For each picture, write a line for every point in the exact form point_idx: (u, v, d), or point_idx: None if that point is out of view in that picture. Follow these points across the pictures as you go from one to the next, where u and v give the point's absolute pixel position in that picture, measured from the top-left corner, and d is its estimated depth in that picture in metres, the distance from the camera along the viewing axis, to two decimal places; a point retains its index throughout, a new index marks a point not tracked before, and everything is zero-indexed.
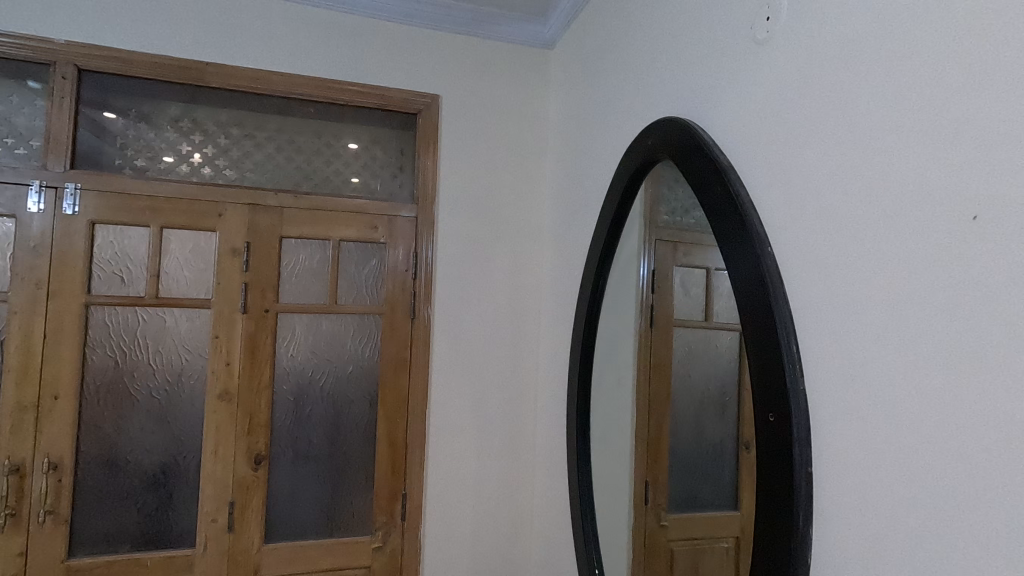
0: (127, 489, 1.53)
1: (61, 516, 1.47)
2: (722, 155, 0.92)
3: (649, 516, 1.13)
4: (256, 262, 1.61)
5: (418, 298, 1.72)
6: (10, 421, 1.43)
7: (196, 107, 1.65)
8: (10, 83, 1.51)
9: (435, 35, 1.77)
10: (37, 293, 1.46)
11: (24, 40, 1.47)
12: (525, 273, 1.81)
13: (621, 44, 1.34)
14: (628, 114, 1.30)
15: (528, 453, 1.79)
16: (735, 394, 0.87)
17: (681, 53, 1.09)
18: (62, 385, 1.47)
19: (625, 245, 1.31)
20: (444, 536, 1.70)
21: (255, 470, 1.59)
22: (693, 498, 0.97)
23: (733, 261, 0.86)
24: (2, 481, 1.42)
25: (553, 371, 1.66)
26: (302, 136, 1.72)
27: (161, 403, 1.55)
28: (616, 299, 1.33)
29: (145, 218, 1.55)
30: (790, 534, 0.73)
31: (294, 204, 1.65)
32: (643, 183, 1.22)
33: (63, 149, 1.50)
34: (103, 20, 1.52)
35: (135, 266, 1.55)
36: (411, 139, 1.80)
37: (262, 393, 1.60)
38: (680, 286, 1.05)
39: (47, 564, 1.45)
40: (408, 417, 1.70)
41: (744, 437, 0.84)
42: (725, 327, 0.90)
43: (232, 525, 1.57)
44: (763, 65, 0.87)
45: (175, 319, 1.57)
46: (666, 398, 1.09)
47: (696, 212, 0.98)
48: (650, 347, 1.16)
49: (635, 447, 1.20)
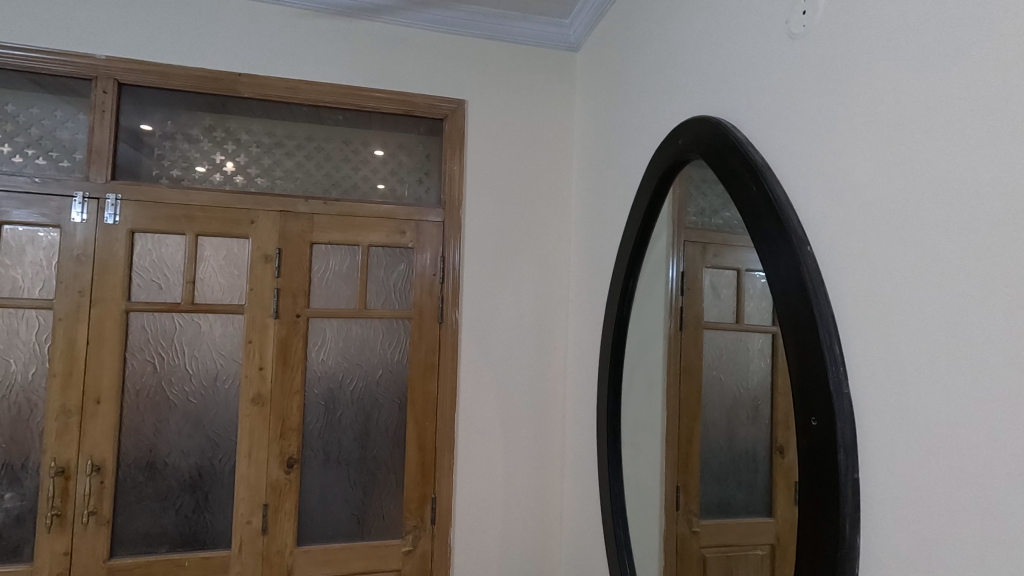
0: (166, 491, 1.57)
1: (103, 516, 1.51)
2: (755, 153, 0.91)
3: (680, 521, 1.11)
4: (287, 267, 1.64)
5: (445, 301, 1.73)
6: (56, 424, 1.48)
7: (228, 117, 1.69)
8: (55, 99, 1.57)
9: (460, 41, 1.78)
10: (80, 300, 1.51)
11: (68, 57, 1.53)
12: (552, 276, 1.80)
13: (649, 44, 1.33)
14: (657, 114, 1.28)
15: (557, 458, 1.77)
16: (770, 398, 0.85)
17: (711, 51, 1.08)
18: (104, 390, 1.52)
19: (654, 247, 1.29)
20: (474, 539, 1.70)
21: (288, 473, 1.61)
22: (729, 504, 0.95)
23: (767, 260, 0.84)
24: (48, 482, 1.47)
25: (582, 376, 1.65)
26: (330, 144, 1.75)
27: (197, 406, 1.59)
28: (646, 302, 1.31)
29: (181, 227, 1.59)
30: (836, 542, 0.70)
31: (323, 210, 1.67)
32: (673, 185, 1.21)
33: (104, 160, 1.55)
34: (140, 36, 1.57)
35: (172, 273, 1.59)
36: (437, 144, 1.81)
37: (294, 397, 1.63)
38: (711, 287, 1.03)
39: (91, 562, 1.49)
40: (437, 421, 1.71)
41: (779, 442, 0.82)
42: (758, 329, 0.88)
43: (266, 527, 1.59)
44: (798, 62, 0.85)
45: (210, 325, 1.61)
46: (696, 401, 1.08)
47: (727, 211, 0.96)
48: (681, 349, 1.14)
49: (666, 452, 1.18)
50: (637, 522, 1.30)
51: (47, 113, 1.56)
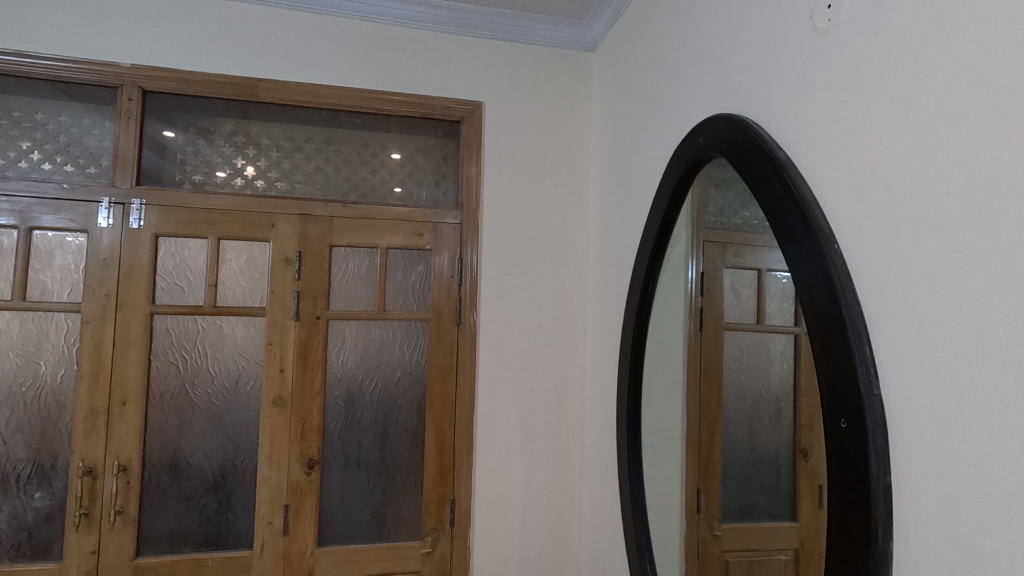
0: (189, 491, 1.59)
1: (129, 516, 1.53)
2: (780, 151, 0.89)
3: (701, 525, 1.09)
4: (307, 270, 1.65)
5: (463, 303, 1.73)
6: (84, 424, 1.51)
7: (249, 122, 1.71)
8: (82, 107, 1.61)
9: (477, 43, 1.78)
10: (106, 303, 1.54)
11: (95, 65, 1.56)
12: (569, 277, 1.79)
13: (668, 43, 1.32)
14: (677, 113, 1.27)
15: (576, 460, 1.76)
16: (793, 400, 0.84)
17: (733, 48, 1.06)
18: (129, 391, 1.54)
19: (674, 247, 1.28)
20: (493, 541, 1.70)
21: (309, 474, 1.62)
22: (753, 507, 0.94)
23: (791, 259, 0.82)
24: (76, 482, 1.50)
25: (601, 378, 1.64)
26: (348, 147, 1.76)
27: (219, 407, 1.61)
28: (666, 303, 1.30)
29: (204, 230, 1.61)
30: (868, 548, 0.69)
31: (342, 213, 1.69)
32: (693, 184, 1.20)
33: (129, 166, 1.58)
34: (163, 43, 1.60)
35: (194, 276, 1.62)
36: (454, 147, 1.82)
37: (314, 399, 1.64)
38: (731, 288, 1.02)
39: (117, 562, 1.52)
40: (455, 422, 1.71)
41: (803, 445, 0.81)
42: (780, 330, 0.87)
43: (287, 528, 1.60)
44: (823, 57, 0.84)
45: (232, 327, 1.63)
46: (716, 403, 1.07)
47: (749, 212, 0.95)
48: (701, 351, 1.13)
49: (686, 454, 1.16)
50: (658, 526, 1.28)
51: (74, 121, 1.60)
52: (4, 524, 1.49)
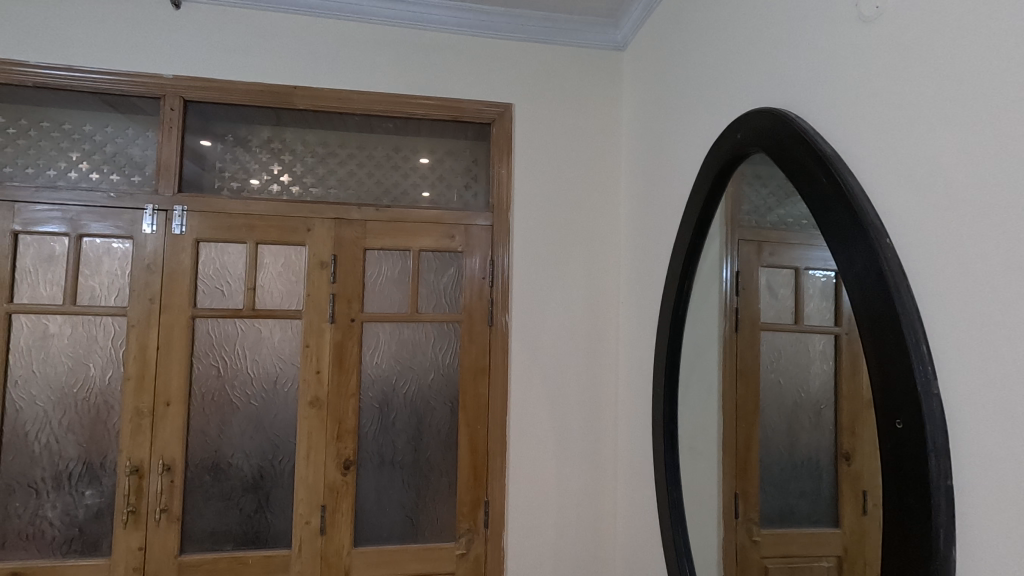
0: (230, 491, 1.63)
1: (173, 514, 1.57)
2: (825, 144, 0.87)
3: (739, 530, 1.07)
4: (342, 273, 1.68)
5: (495, 305, 1.73)
6: (131, 424, 1.56)
7: (283, 128, 1.74)
8: (127, 118, 1.66)
9: (506, 45, 1.79)
10: (151, 307, 1.59)
11: (139, 78, 1.62)
12: (601, 278, 1.78)
13: (703, 37, 1.30)
14: (714, 109, 1.25)
15: (610, 462, 1.75)
16: (833, 402, 0.84)
17: (773, 41, 1.04)
18: (173, 392, 1.58)
19: (709, 247, 1.26)
20: (527, 542, 1.69)
21: (345, 475, 1.64)
22: (796, 511, 0.92)
23: (836, 254, 0.80)
24: (124, 480, 1.55)
25: (636, 379, 1.62)
26: (379, 152, 1.78)
27: (258, 408, 1.64)
28: (701, 303, 1.27)
29: (242, 236, 1.65)
30: (928, 556, 0.66)
31: (375, 217, 1.71)
32: (730, 183, 1.18)
33: (171, 174, 1.63)
34: (203, 54, 1.65)
35: (234, 280, 1.66)
36: (484, 150, 1.82)
37: (349, 400, 1.66)
38: (767, 287, 1.02)
39: (162, 558, 1.56)
40: (489, 424, 1.71)
41: (844, 449, 0.81)
42: (820, 329, 0.87)
43: (324, 528, 1.62)
44: (870, 45, 0.81)
45: (270, 330, 1.66)
46: (754, 405, 1.05)
47: (788, 210, 0.94)
48: (737, 351, 1.11)
49: (723, 457, 1.14)
50: (697, 530, 1.25)
51: (119, 131, 1.66)
52: (56, 520, 1.54)
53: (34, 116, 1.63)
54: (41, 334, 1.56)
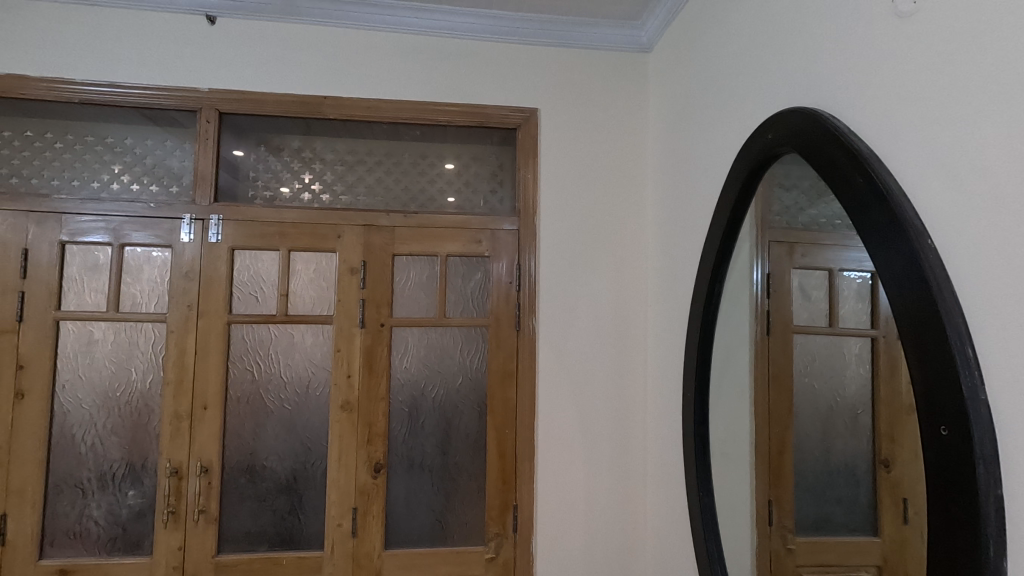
0: (264, 493, 1.66)
1: (211, 515, 1.61)
2: (860, 143, 0.85)
3: (773, 538, 1.05)
4: (371, 278, 1.71)
5: (523, 309, 1.74)
6: (170, 427, 1.61)
7: (313, 137, 1.78)
8: (165, 131, 1.72)
9: (531, 50, 1.80)
10: (189, 313, 1.64)
11: (177, 91, 1.67)
12: (629, 281, 1.77)
13: (732, 37, 1.29)
14: (743, 109, 1.23)
15: (640, 467, 1.73)
16: (870, 407, 0.82)
17: (804, 39, 1.03)
18: (210, 396, 1.63)
19: (740, 249, 1.24)
20: (556, 547, 1.69)
21: (375, 478, 1.66)
22: (833, 519, 0.90)
23: (874, 254, 0.78)
24: (164, 481, 1.60)
25: (666, 383, 1.60)
26: (407, 159, 1.81)
27: (291, 411, 1.68)
28: (732, 306, 1.25)
29: (275, 243, 1.69)
30: (977, 568, 0.63)
31: (403, 223, 1.73)
32: (760, 184, 1.16)
33: (207, 184, 1.68)
34: (237, 68, 1.70)
35: (267, 287, 1.70)
36: (510, 155, 1.83)
37: (379, 403, 1.68)
38: (799, 289, 1.00)
39: (201, 558, 1.60)
40: (517, 428, 1.71)
41: (882, 455, 0.80)
42: (855, 332, 0.85)
43: (356, 530, 1.65)
44: (907, 41, 0.79)
45: (302, 335, 1.69)
46: (787, 410, 1.03)
47: (821, 211, 0.93)
48: (769, 355, 1.09)
49: (756, 463, 1.12)
50: (731, 537, 1.23)
51: (158, 144, 1.72)
52: (100, 520, 1.60)
53: (79, 130, 1.70)
54: (86, 340, 1.63)
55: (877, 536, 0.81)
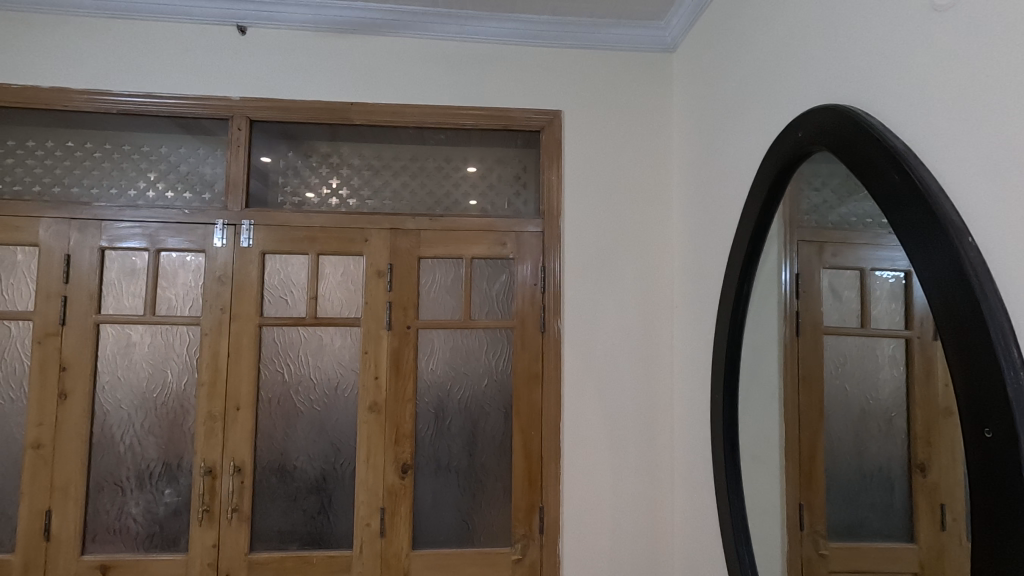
0: (295, 492, 1.69)
1: (244, 514, 1.65)
2: (895, 139, 0.83)
3: (805, 543, 1.03)
4: (398, 281, 1.73)
5: (548, 311, 1.74)
6: (204, 428, 1.65)
7: (340, 143, 1.81)
8: (198, 139, 1.77)
9: (555, 53, 1.80)
10: (221, 316, 1.68)
11: (209, 100, 1.72)
12: (655, 283, 1.76)
13: (760, 35, 1.28)
14: (772, 108, 1.22)
15: (667, 469, 1.72)
16: (905, 410, 0.81)
17: (836, 35, 1.01)
18: (242, 397, 1.67)
19: (768, 249, 1.22)
20: (583, 549, 1.68)
21: (403, 479, 1.68)
22: (867, 524, 0.89)
23: (911, 252, 0.76)
24: (199, 481, 1.64)
25: (694, 385, 1.59)
26: (431, 163, 1.83)
27: (320, 413, 1.71)
28: (761, 307, 1.24)
29: (304, 247, 1.72)
30: None
31: (429, 226, 1.75)
32: (789, 184, 1.14)
33: (239, 191, 1.72)
34: (267, 76, 1.74)
35: (297, 290, 1.73)
36: (534, 157, 1.84)
37: (406, 405, 1.70)
38: (829, 289, 0.99)
39: (235, 555, 1.63)
40: (543, 430, 1.71)
41: (918, 459, 0.79)
42: (888, 333, 0.85)
43: (384, 530, 1.67)
44: (946, 35, 0.78)
45: (331, 338, 1.72)
46: (818, 413, 1.02)
47: (852, 210, 0.92)
48: (798, 357, 1.07)
49: (786, 466, 1.10)
50: (762, 541, 1.21)
51: (192, 152, 1.77)
52: (139, 517, 1.65)
53: (117, 140, 1.75)
54: (124, 343, 1.68)
55: (914, 541, 0.80)
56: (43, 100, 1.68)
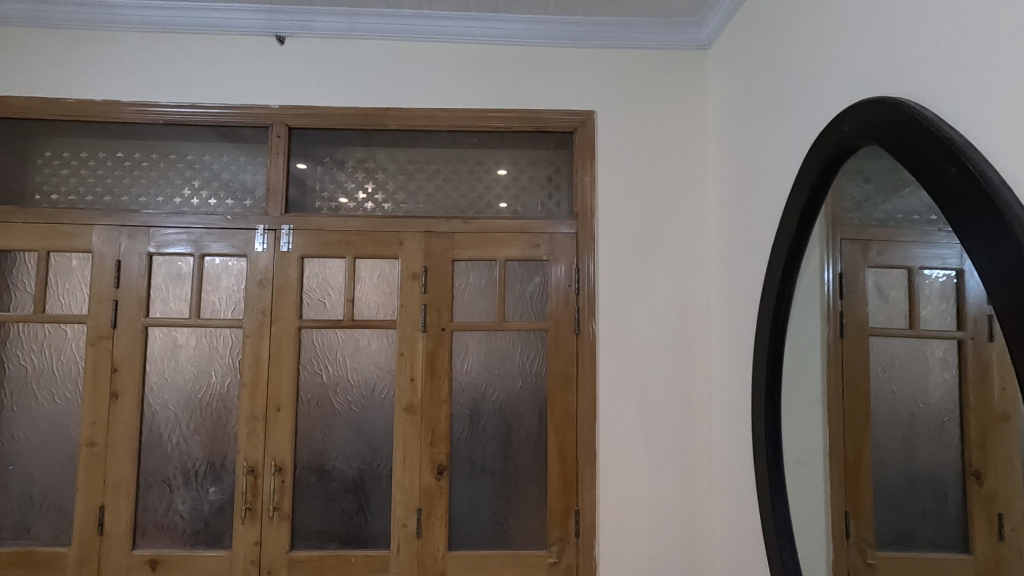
0: (333, 492, 1.72)
1: (284, 512, 1.68)
2: (951, 131, 0.80)
3: (852, 552, 1.00)
4: (433, 284, 1.74)
5: (582, 313, 1.73)
6: (247, 428, 1.69)
7: (375, 148, 1.84)
8: (239, 147, 1.82)
9: (588, 53, 1.79)
10: (263, 319, 1.72)
11: (250, 109, 1.77)
12: (691, 284, 1.73)
13: (801, 28, 1.24)
14: (816, 102, 1.18)
15: (705, 473, 1.69)
16: (959, 415, 0.79)
17: (884, 25, 0.98)
18: (282, 398, 1.71)
19: (811, 247, 1.19)
20: (619, 554, 1.66)
21: (438, 480, 1.69)
22: (918, 533, 0.86)
23: (970, 248, 0.73)
24: (242, 479, 1.68)
25: (733, 389, 1.55)
26: (464, 166, 1.84)
27: (357, 413, 1.73)
28: (804, 308, 1.20)
29: (342, 251, 1.75)
30: None
31: (463, 229, 1.76)
32: (833, 181, 1.11)
33: (278, 196, 1.77)
34: (305, 84, 1.78)
35: (334, 293, 1.76)
36: (566, 158, 1.83)
37: (441, 406, 1.71)
38: (874, 289, 0.96)
39: (276, 553, 1.67)
40: (578, 432, 1.70)
41: (974, 466, 0.76)
42: (939, 334, 0.83)
43: (421, 531, 1.68)
44: (1010, 21, 0.75)
45: (367, 340, 1.75)
46: (863, 418, 0.98)
47: (900, 208, 0.89)
48: (842, 359, 1.04)
49: (830, 473, 1.07)
50: (807, 550, 1.17)
51: (233, 159, 1.82)
52: (185, 514, 1.70)
53: (163, 149, 1.82)
54: (171, 345, 1.74)
55: (969, 553, 0.77)
56: (96, 113, 1.76)
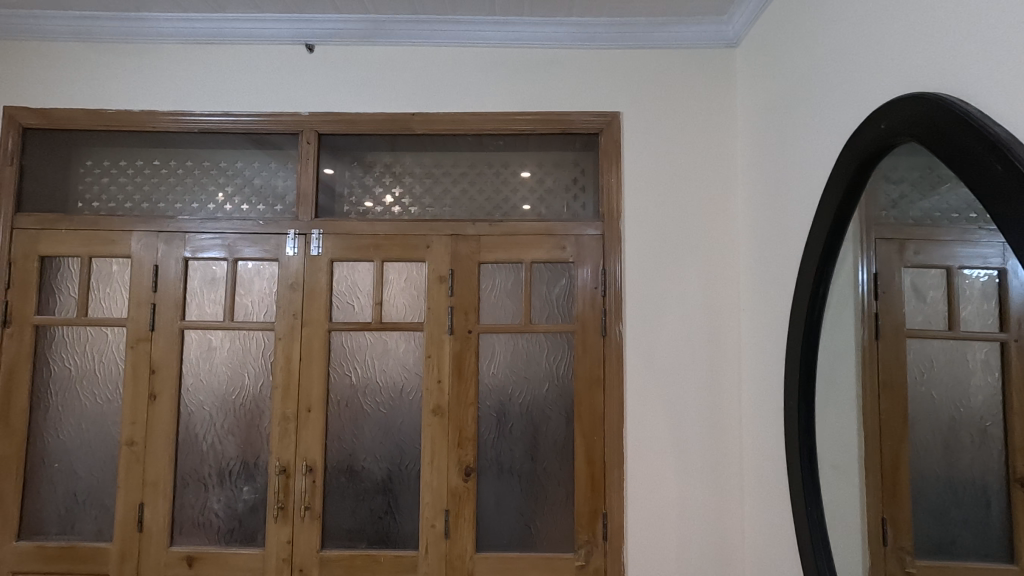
0: (362, 492, 1.74)
1: (315, 512, 1.71)
2: (993, 127, 0.77)
3: (890, 560, 0.97)
4: (459, 286, 1.75)
5: (609, 314, 1.72)
6: (279, 428, 1.73)
7: (401, 152, 1.86)
8: (270, 153, 1.86)
9: (613, 54, 1.79)
10: (294, 322, 1.76)
11: (281, 116, 1.81)
12: (719, 285, 1.71)
13: (833, 23, 1.22)
14: (850, 99, 1.16)
15: (736, 477, 1.66)
16: (1003, 420, 0.76)
17: (921, 19, 0.96)
18: (313, 399, 1.74)
19: (846, 247, 1.16)
20: (648, 557, 1.65)
21: (466, 481, 1.70)
22: (960, 542, 0.83)
23: (1015, 246, 0.71)
24: (274, 479, 1.72)
25: (765, 392, 1.52)
26: (489, 169, 1.85)
27: (386, 414, 1.76)
28: (839, 309, 1.17)
29: (370, 254, 1.78)
30: None
31: (489, 231, 1.77)
32: (868, 179, 1.08)
33: (309, 202, 1.80)
34: (334, 91, 1.82)
35: (363, 296, 1.79)
36: (592, 160, 1.82)
37: (468, 408, 1.72)
38: (911, 289, 0.93)
39: (308, 551, 1.70)
40: (605, 435, 1.69)
41: (1018, 473, 0.73)
42: (980, 336, 0.80)
43: (448, 532, 1.69)
44: None
45: (395, 342, 1.77)
46: (901, 422, 0.95)
47: (939, 207, 0.87)
48: (878, 361, 1.01)
49: (867, 478, 1.04)
50: (844, 556, 1.14)
51: (264, 166, 1.86)
52: (220, 512, 1.75)
53: (197, 157, 1.87)
54: (206, 347, 1.79)
55: (1014, 563, 0.74)
56: (134, 123, 1.82)
